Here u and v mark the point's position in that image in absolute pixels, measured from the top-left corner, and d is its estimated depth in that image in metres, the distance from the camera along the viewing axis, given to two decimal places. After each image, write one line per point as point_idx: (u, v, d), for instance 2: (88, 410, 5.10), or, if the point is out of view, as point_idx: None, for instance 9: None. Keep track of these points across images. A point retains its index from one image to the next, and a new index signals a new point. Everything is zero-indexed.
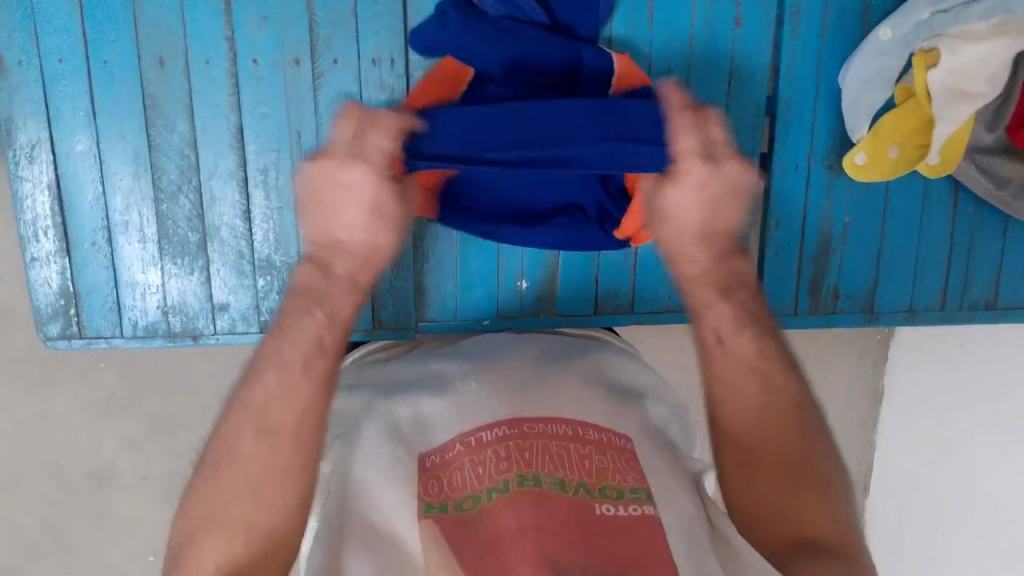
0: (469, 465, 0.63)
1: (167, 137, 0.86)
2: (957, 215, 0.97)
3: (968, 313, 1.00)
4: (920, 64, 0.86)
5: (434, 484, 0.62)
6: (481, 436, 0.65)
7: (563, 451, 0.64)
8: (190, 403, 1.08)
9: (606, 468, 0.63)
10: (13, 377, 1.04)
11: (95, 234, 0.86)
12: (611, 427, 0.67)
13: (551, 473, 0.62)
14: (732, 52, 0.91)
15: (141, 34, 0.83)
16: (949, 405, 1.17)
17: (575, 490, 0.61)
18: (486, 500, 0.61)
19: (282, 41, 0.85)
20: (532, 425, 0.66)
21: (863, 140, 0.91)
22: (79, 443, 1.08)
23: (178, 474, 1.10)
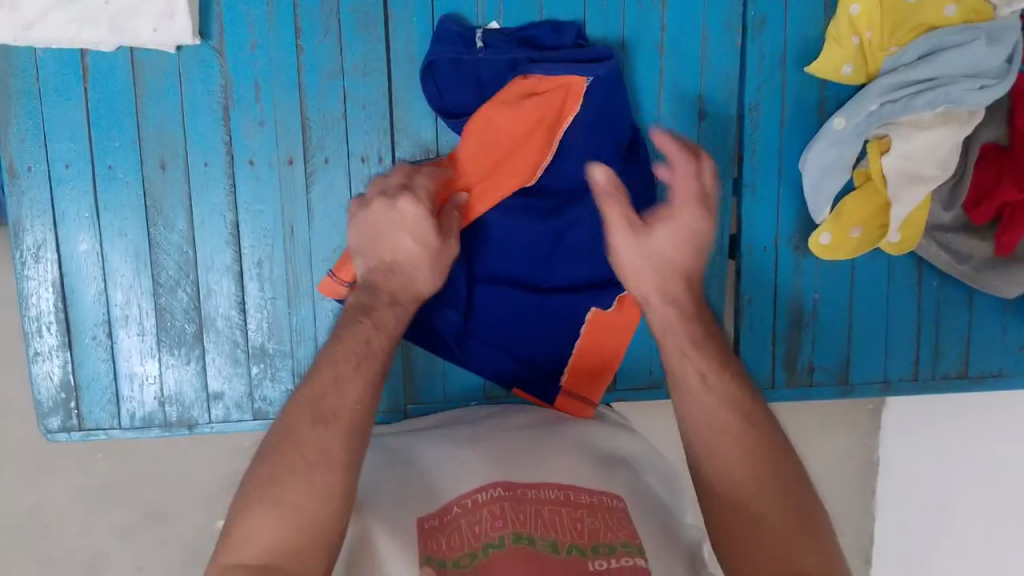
0: (466, 524, 0.74)
1: (167, 235, 0.88)
2: (923, 290, 1.01)
3: (942, 383, 1.03)
4: (875, 150, 0.92)
5: (434, 542, 0.72)
6: (473, 501, 0.77)
7: (555, 514, 0.74)
8: (184, 489, 1.16)
9: (597, 528, 0.73)
10: (16, 467, 1.12)
11: (96, 328, 0.89)
12: (601, 490, 0.78)
13: (543, 537, 0.72)
14: (698, 144, 0.94)
15: (144, 139, 0.86)
16: (954, 467, 1.19)
17: (567, 549, 0.71)
18: (481, 556, 0.70)
19: (278, 142, 0.88)
20: (526, 490, 0.77)
21: (827, 221, 0.95)
22: (73, 531, 1.15)
23: (170, 561, 1.18)
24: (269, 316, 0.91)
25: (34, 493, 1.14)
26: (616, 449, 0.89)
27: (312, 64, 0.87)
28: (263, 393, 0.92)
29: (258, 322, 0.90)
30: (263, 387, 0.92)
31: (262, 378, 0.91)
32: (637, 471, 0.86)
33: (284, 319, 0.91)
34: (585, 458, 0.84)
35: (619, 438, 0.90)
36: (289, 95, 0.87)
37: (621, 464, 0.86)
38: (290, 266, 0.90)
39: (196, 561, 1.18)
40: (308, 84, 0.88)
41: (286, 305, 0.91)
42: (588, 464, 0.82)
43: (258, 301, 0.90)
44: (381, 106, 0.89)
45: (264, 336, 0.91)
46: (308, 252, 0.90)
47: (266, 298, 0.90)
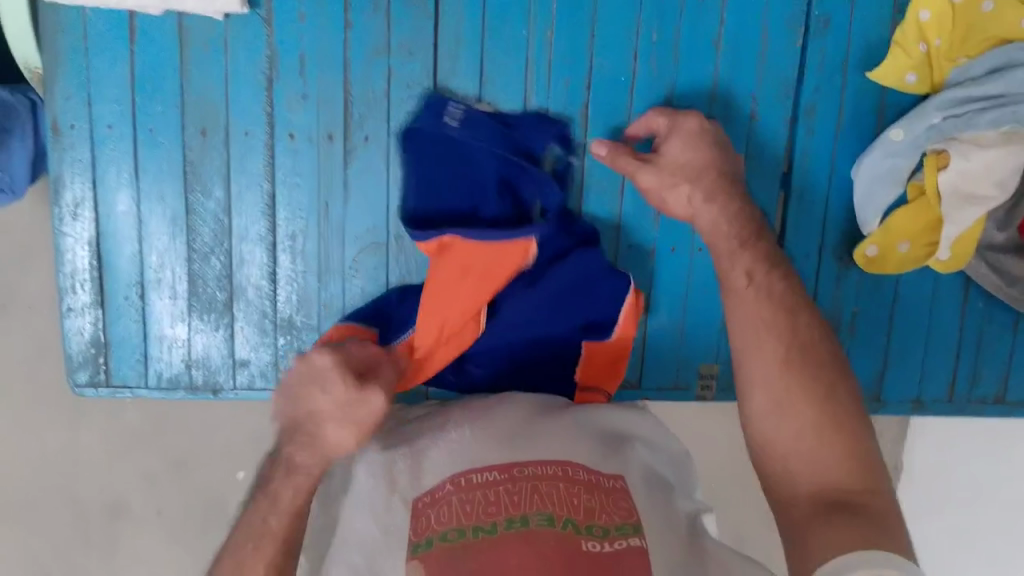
0: (458, 502, 0.75)
1: (203, 202, 0.88)
2: (967, 310, 0.98)
3: (978, 407, 1.00)
4: (931, 165, 0.89)
5: (423, 522, 0.74)
6: (470, 477, 0.77)
7: (552, 489, 0.75)
8: (209, 440, 1.18)
9: (593, 507, 0.74)
10: (46, 407, 1.14)
11: (129, 289, 0.89)
12: (599, 470, 0.78)
13: (538, 511, 0.72)
14: (747, 146, 0.92)
15: (187, 104, 0.86)
16: (978, 488, 1.17)
17: (563, 525, 0.71)
18: (469, 535, 0.71)
19: (319, 117, 0.87)
20: (521, 468, 0.77)
21: (874, 234, 0.92)
22: (99, 473, 1.18)
23: (190, 509, 1.20)
24: (299, 289, 0.91)
25: (63, 433, 1.16)
26: (627, 426, 0.89)
27: (359, 40, 0.86)
28: (288, 364, 0.92)
29: (289, 294, 0.91)
30: (288, 358, 0.92)
31: (289, 350, 0.92)
32: (647, 449, 0.87)
33: (313, 294, 0.91)
34: (593, 439, 0.84)
35: (631, 416, 0.91)
36: (334, 70, 0.86)
37: (630, 443, 0.86)
38: (323, 242, 0.90)
39: (216, 512, 1.20)
40: (353, 60, 0.86)
41: (316, 280, 0.91)
42: (598, 447, 0.82)
43: (289, 274, 0.90)
44: (427, 86, 0.88)
45: (293, 308, 0.91)
46: (341, 231, 0.90)
47: (297, 272, 0.90)
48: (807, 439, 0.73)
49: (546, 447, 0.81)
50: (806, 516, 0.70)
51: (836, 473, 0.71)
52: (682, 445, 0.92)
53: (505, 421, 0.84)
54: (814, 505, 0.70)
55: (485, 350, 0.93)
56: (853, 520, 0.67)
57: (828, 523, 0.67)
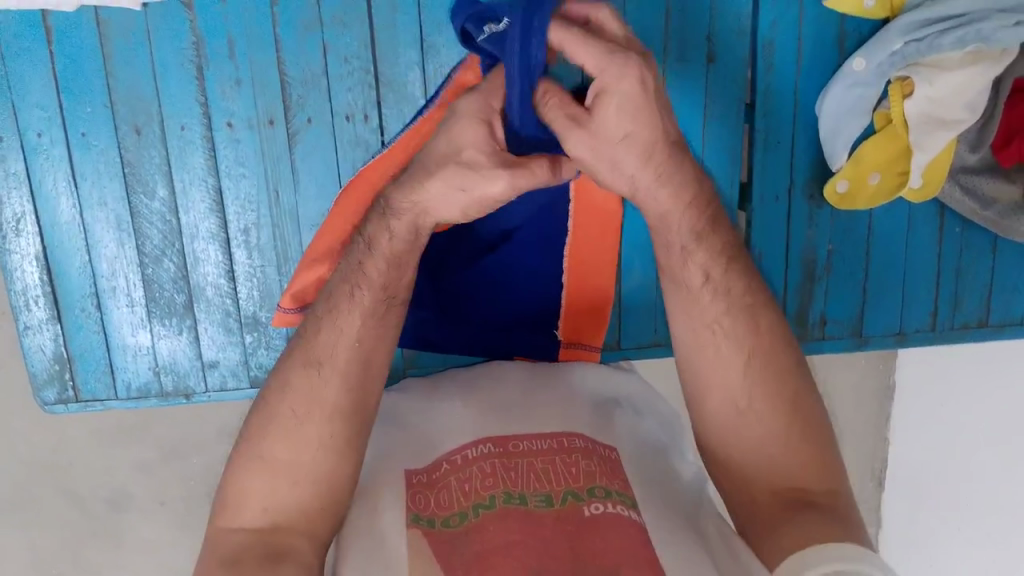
0: (456, 482, 0.73)
1: (148, 203, 0.85)
2: (945, 236, 0.96)
3: (962, 333, 0.99)
4: (897, 94, 0.86)
5: (421, 498, 0.72)
6: (465, 456, 0.76)
7: (549, 464, 0.74)
8: (202, 426, 1.17)
9: (593, 471, 0.73)
10: (31, 412, 1.13)
11: (84, 301, 0.87)
12: (600, 441, 0.77)
13: (535, 492, 0.72)
14: (708, 87, 0.88)
15: (117, 103, 0.82)
16: (972, 398, 1.18)
17: (562, 500, 0.71)
18: (471, 516, 0.70)
19: (256, 103, 0.84)
20: (518, 444, 0.76)
21: (844, 169, 0.89)
22: (94, 470, 1.17)
23: (191, 496, 1.19)
24: (259, 283, 0.88)
25: (53, 434, 1.15)
26: (614, 390, 0.88)
27: (288, 16, 0.82)
28: (258, 361, 0.90)
29: (249, 290, 0.88)
30: (257, 354, 0.90)
31: (256, 346, 0.90)
32: (632, 410, 0.86)
33: (274, 286, 0.89)
34: (583, 404, 0.83)
35: (616, 377, 0.89)
36: (266, 51, 0.83)
37: (617, 406, 0.85)
38: (277, 232, 0.87)
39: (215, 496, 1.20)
40: (285, 37, 0.82)
41: (277, 272, 0.88)
42: (585, 409, 0.81)
43: (247, 270, 0.88)
44: (365, 60, 0.84)
45: (255, 302, 0.89)
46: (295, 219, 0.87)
47: (255, 266, 0.88)
48: (773, 444, 0.72)
49: (536, 417, 0.79)
50: (768, 520, 0.70)
51: (803, 470, 0.71)
52: (675, 409, 0.90)
53: (494, 398, 0.82)
54: (776, 498, 0.70)
55: (476, 308, 0.91)
56: (794, 507, 0.69)
57: (787, 531, 0.67)
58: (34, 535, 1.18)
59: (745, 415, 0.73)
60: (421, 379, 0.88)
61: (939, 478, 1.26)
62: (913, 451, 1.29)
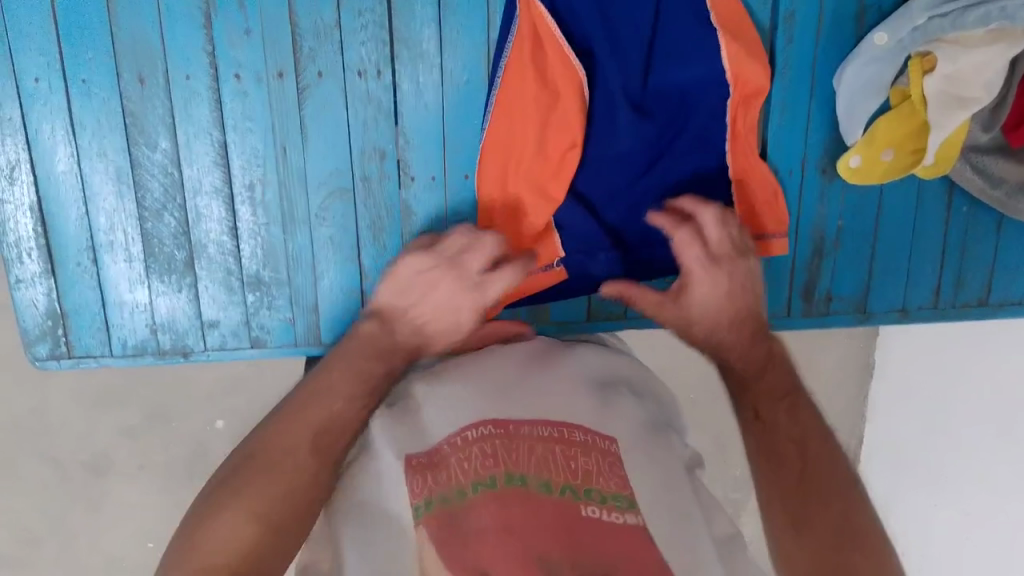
0: (456, 462, 0.67)
1: (149, 154, 0.82)
2: (952, 216, 0.96)
3: (962, 312, 1.00)
4: (916, 69, 0.85)
5: (420, 479, 0.66)
6: (475, 433, 0.70)
7: (550, 453, 0.69)
8: (185, 391, 1.14)
9: (592, 470, 0.68)
10: (11, 371, 1.10)
11: (80, 254, 0.84)
12: (599, 431, 0.72)
13: (536, 477, 0.67)
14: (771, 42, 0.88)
15: (120, 50, 0.79)
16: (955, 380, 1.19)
17: (561, 490, 0.66)
18: (470, 492, 0.65)
19: (266, 54, 0.81)
20: (519, 427, 0.70)
21: (858, 144, 0.89)
22: (75, 432, 1.14)
23: (174, 462, 1.16)
24: (262, 242, 0.86)
25: (33, 395, 1.11)
26: (614, 374, 0.82)
27: None
28: (259, 321, 0.88)
29: (252, 248, 0.86)
30: (259, 314, 0.88)
31: (259, 307, 0.87)
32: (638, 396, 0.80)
33: (278, 246, 0.86)
34: (591, 377, 0.79)
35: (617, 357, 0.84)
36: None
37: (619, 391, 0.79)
38: (282, 188, 0.85)
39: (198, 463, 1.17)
40: None
41: (281, 231, 0.86)
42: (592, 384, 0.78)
43: (250, 228, 0.85)
44: (379, 13, 0.81)
45: (258, 262, 0.86)
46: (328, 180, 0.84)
47: (259, 224, 0.85)
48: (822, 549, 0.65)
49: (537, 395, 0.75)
50: None
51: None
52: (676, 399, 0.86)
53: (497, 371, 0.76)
54: None
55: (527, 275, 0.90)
56: None
57: None
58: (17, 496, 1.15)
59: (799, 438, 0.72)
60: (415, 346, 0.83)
61: (926, 459, 1.25)
62: (902, 432, 1.28)
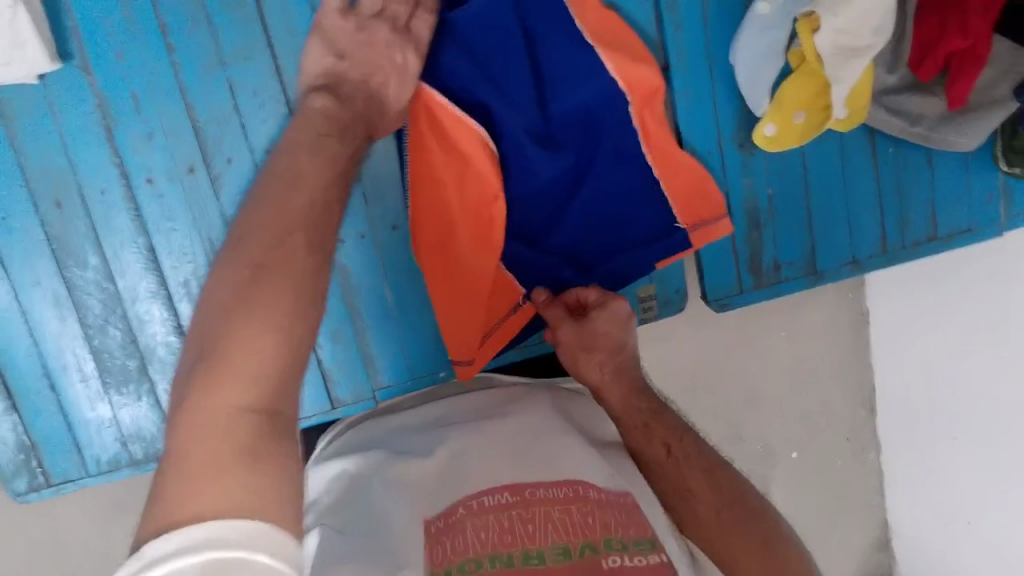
0: (472, 530, 0.66)
1: (82, 274, 0.83)
2: (879, 160, 0.97)
3: (914, 251, 1.00)
4: (806, 29, 0.85)
5: (437, 551, 0.65)
6: (481, 500, 0.70)
7: (564, 514, 0.67)
8: None
9: (610, 524, 0.66)
10: None
11: (37, 384, 0.85)
12: (611, 487, 0.71)
13: (552, 544, 0.64)
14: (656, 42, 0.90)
15: (32, 179, 0.80)
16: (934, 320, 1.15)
17: (580, 551, 0.63)
18: (487, 562, 0.62)
19: (172, 152, 0.82)
20: (533, 493, 0.70)
21: (768, 112, 0.90)
22: None
23: None
24: None
25: None
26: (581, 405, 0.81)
27: (187, 58, 0.80)
28: None
29: None
30: None
31: None
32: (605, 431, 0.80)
33: None
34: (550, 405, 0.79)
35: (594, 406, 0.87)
36: (170, 98, 0.81)
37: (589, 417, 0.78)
38: None
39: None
40: (187, 81, 0.81)
41: None
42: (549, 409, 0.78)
43: None
44: (274, 89, 0.82)
45: None
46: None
47: None
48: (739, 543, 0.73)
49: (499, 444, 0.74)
50: None
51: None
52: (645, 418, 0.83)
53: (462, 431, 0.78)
54: None
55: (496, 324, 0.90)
56: None
57: None
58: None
59: (712, 496, 0.76)
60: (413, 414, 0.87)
61: (923, 403, 1.20)
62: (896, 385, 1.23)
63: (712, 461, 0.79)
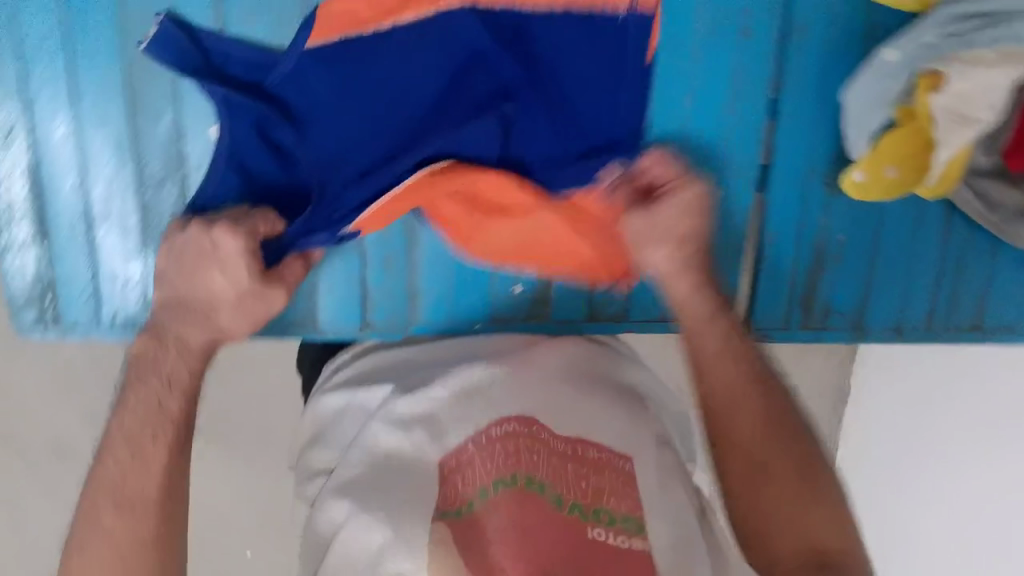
0: (478, 462, 0.74)
1: (152, 125, 0.81)
2: (949, 232, 0.97)
3: (955, 334, 1.00)
4: (925, 86, 0.85)
5: (449, 488, 0.74)
6: (490, 437, 0.77)
7: (562, 466, 0.74)
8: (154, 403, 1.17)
9: (602, 489, 0.74)
10: None
11: (74, 222, 0.82)
12: (615, 450, 0.78)
13: (551, 485, 0.73)
14: (772, 58, 0.89)
15: (129, 18, 0.78)
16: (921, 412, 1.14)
17: (569, 509, 0.71)
18: (491, 493, 0.72)
19: (277, 31, 0.80)
20: (541, 433, 0.77)
21: (863, 158, 0.90)
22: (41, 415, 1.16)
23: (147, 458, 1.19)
24: None
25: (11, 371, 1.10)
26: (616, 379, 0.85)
27: None
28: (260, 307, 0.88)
29: None
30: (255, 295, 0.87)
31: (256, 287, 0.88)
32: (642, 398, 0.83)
33: None
34: None
35: (630, 369, 0.91)
36: None
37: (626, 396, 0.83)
38: None
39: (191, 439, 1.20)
40: None
41: None
42: None
43: None
44: None
45: None
46: (364, 179, 0.81)
47: None
48: (768, 445, 0.81)
49: None
50: (769, 506, 0.79)
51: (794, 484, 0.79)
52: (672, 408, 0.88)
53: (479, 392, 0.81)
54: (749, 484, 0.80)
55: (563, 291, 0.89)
56: (785, 487, 0.79)
57: (782, 498, 0.79)
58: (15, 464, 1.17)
59: (766, 438, 0.81)
60: (437, 346, 0.91)
61: (894, 494, 1.19)
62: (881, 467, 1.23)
63: (784, 407, 0.83)
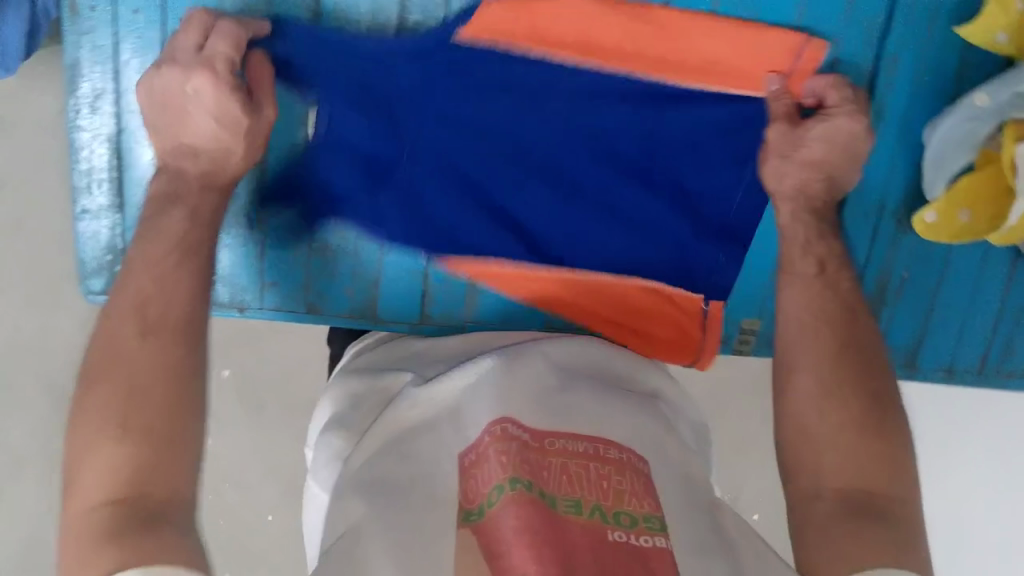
0: (496, 457, 0.65)
1: None
2: (1014, 285, 0.95)
3: (1007, 381, 0.99)
4: (1010, 133, 0.82)
5: (470, 488, 0.65)
6: (509, 430, 0.69)
7: (582, 469, 0.67)
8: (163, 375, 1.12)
9: (623, 490, 0.65)
10: None
11: (150, 194, 0.83)
12: (632, 449, 0.70)
13: (565, 496, 0.64)
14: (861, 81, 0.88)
15: None
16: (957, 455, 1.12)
17: (591, 510, 0.63)
18: (509, 490, 0.62)
19: None
20: (553, 442, 0.69)
21: (937, 199, 0.88)
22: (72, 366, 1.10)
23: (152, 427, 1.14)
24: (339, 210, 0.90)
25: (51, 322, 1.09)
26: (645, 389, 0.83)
27: None
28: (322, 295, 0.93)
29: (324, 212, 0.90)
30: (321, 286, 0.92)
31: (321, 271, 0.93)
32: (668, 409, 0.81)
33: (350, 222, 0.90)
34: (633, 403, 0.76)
35: (649, 375, 0.85)
36: None
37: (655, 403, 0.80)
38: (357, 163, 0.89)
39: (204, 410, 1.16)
40: None
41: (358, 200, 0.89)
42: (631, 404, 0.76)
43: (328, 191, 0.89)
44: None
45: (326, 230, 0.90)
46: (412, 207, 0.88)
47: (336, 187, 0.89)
48: (839, 423, 0.73)
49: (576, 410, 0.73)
50: (826, 508, 0.68)
51: (870, 476, 0.70)
52: (704, 419, 0.86)
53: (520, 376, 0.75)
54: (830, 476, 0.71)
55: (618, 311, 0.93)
56: (864, 456, 0.71)
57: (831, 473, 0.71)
58: (4, 420, 1.11)
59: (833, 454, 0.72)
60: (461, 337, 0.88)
61: None
62: None
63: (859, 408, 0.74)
